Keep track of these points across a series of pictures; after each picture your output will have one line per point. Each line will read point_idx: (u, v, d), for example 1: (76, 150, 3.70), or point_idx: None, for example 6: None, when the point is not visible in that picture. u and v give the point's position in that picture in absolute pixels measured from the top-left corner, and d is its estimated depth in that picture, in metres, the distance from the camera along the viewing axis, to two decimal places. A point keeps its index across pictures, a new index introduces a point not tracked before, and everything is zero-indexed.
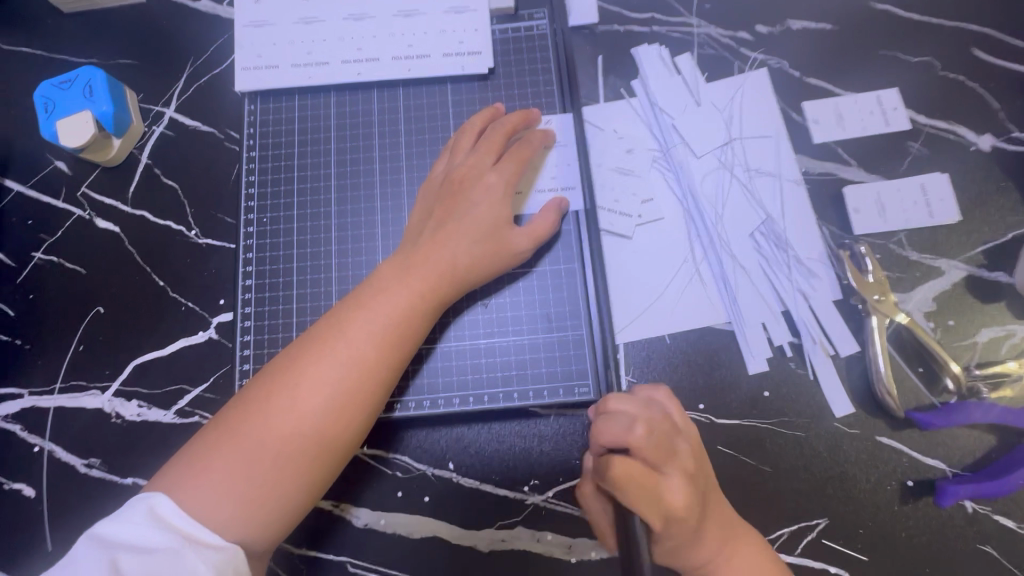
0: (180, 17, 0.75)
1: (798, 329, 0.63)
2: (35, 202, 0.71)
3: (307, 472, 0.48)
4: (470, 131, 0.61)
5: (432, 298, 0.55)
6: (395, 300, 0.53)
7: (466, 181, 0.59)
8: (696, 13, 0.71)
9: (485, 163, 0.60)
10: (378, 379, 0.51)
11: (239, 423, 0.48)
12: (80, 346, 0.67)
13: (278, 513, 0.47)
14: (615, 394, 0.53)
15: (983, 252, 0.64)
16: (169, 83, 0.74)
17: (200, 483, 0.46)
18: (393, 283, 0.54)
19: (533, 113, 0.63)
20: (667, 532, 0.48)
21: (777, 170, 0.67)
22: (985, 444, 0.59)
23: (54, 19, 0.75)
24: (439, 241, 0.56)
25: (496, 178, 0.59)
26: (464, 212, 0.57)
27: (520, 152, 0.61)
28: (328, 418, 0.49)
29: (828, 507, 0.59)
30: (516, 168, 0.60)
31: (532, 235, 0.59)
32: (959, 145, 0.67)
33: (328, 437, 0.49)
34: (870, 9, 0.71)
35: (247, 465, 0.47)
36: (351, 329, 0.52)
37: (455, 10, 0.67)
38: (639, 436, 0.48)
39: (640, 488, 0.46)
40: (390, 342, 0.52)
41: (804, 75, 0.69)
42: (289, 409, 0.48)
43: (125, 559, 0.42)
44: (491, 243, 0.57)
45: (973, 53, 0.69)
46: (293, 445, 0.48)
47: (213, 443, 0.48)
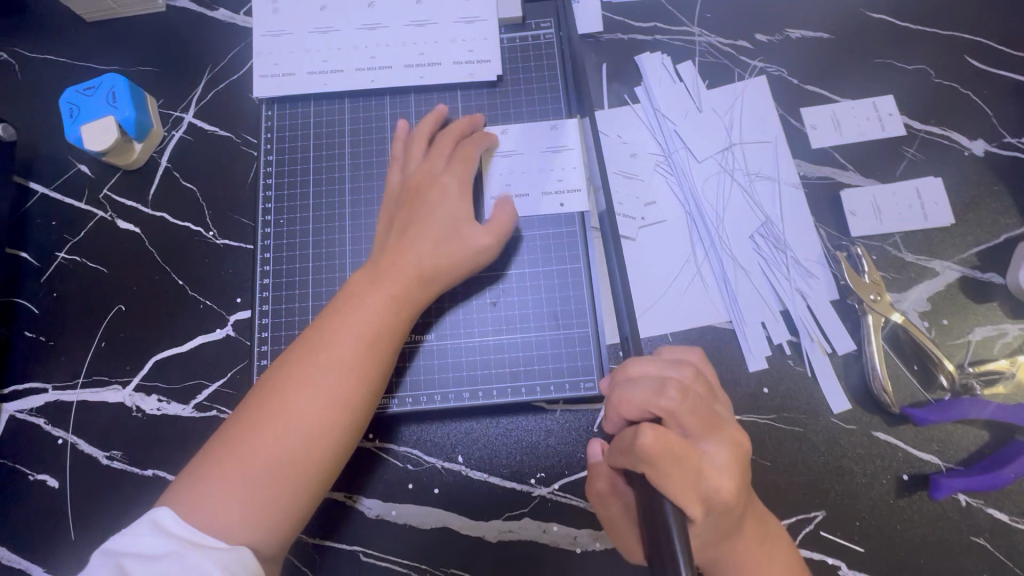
0: (199, 26, 0.78)
1: (796, 327, 0.65)
2: (59, 204, 0.74)
3: (306, 475, 0.50)
4: (419, 139, 0.64)
5: (405, 301, 0.56)
6: (370, 307, 0.55)
7: (422, 185, 0.61)
8: (698, 22, 0.73)
9: (437, 167, 0.62)
10: (362, 381, 0.53)
11: (234, 436, 0.50)
12: (102, 343, 0.70)
13: (282, 516, 0.49)
14: (637, 359, 0.51)
15: (976, 253, 0.66)
16: (188, 89, 0.76)
17: (202, 493, 0.48)
18: (367, 290, 0.56)
19: (476, 120, 0.66)
20: (706, 504, 0.46)
21: (776, 173, 0.69)
22: (979, 439, 0.61)
23: (78, 27, 0.78)
24: (402, 246, 0.58)
25: (450, 179, 0.61)
26: (422, 216, 0.59)
27: (466, 151, 0.63)
28: (319, 422, 0.51)
29: (826, 500, 0.61)
30: (465, 166, 0.62)
31: (492, 233, 0.60)
32: (953, 150, 0.69)
33: (321, 440, 0.51)
34: (866, 18, 0.73)
35: (246, 473, 0.49)
36: (333, 337, 0.54)
37: (465, 19, 0.70)
38: (671, 401, 0.46)
39: (675, 459, 0.44)
40: (371, 346, 0.54)
41: (802, 82, 0.72)
42: (281, 417, 0.50)
43: (134, 566, 0.44)
44: (452, 244, 0.59)
45: (967, 61, 0.71)
46: (288, 451, 0.50)
47: (212, 455, 0.50)
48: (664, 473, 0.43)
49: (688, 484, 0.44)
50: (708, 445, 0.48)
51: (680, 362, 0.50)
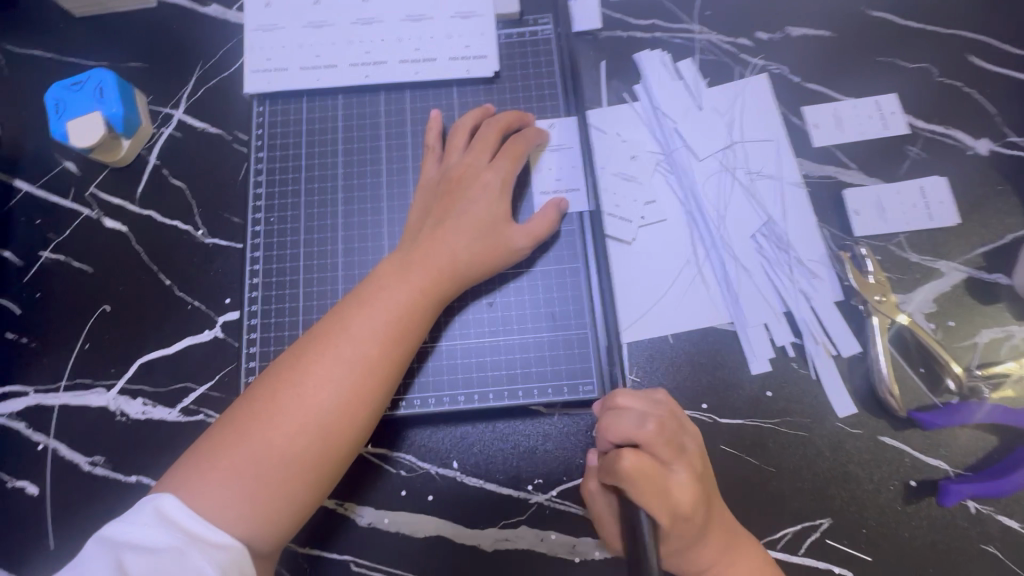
0: (191, 23, 0.77)
1: (800, 329, 0.63)
2: (44, 202, 0.72)
3: (315, 469, 0.48)
4: (463, 131, 0.62)
5: (432, 295, 0.55)
6: (395, 299, 0.53)
7: (462, 180, 0.60)
8: (698, 20, 0.73)
9: (481, 162, 0.60)
10: (382, 376, 0.52)
11: (248, 421, 0.48)
12: (85, 345, 0.68)
13: (287, 512, 0.47)
14: (624, 391, 0.51)
15: (982, 254, 0.65)
16: (178, 86, 0.75)
17: (210, 481, 0.46)
18: (392, 281, 0.54)
19: (527, 119, 0.64)
20: (672, 523, 0.46)
21: (778, 172, 0.68)
22: (988, 444, 0.59)
23: (66, 23, 0.77)
24: (436, 239, 0.57)
25: (493, 175, 0.59)
26: (462, 210, 0.58)
27: (515, 147, 0.61)
28: (334, 415, 0.49)
29: (831, 507, 0.59)
30: (512, 165, 0.60)
31: (530, 233, 0.59)
32: (957, 149, 0.68)
33: (335, 435, 0.49)
34: (868, 16, 0.72)
35: (255, 463, 0.47)
36: (354, 326, 0.52)
37: (462, 15, 0.68)
38: (650, 432, 0.46)
39: (649, 482, 0.44)
40: (392, 339, 0.52)
41: (803, 80, 0.71)
42: (298, 406, 0.49)
43: (132, 559, 0.42)
44: (490, 241, 0.58)
45: (969, 60, 0.71)
46: (301, 443, 0.48)
47: (223, 440, 0.48)
48: (639, 493, 0.43)
49: (662, 502, 0.44)
50: (678, 469, 0.47)
51: (662, 400, 0.51)
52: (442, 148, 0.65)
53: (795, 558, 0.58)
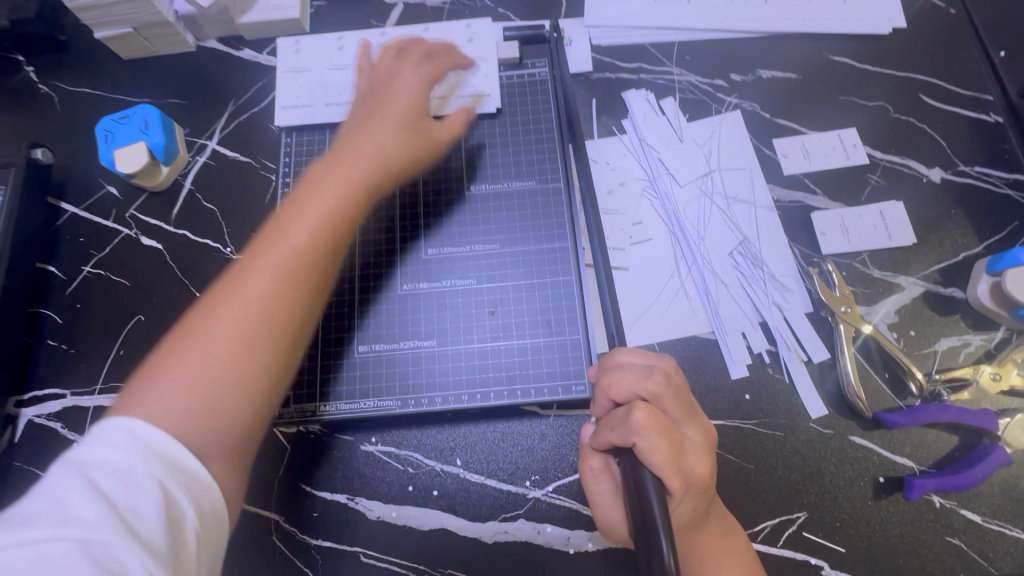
0: (226, 65, 0.86)
1: (774, 337, 0.69)
2: (87, 222, 0.79)
3: (269, 320, 0.54)
4: (392, 48, 0.72)
5: (383, 172, 0.64)
6: (353, 167, 0.63)
7: (386, 77, 0.70)
8: (677, 63, 0.82)
9: (405, 66, 0.71)
10: (338, 223, 0.60)
11: (192, 330, 0.53)
12: (120, 351, 0.74)
13: (226, 421, 0.51)
14: (622, 348, 0.53)
15: (938, 270, 0.71)
16: (213, 120, 0.83)
17: (159, 394, 0.50)
18: (348, 157, 0.63)
19: (472, 111, 0.73)
20: (687, 483, 0.48)
21: (752, 197, 0.75)
22: (949, 443, 0.65)
23: (115, 65, 0.86)
24: (373, 129, 0.66)
25: (411, 74, 0.70)
26: (390, 104, 0.67)
27: (441, 62, 0.73)
28: (297, 246, 0.57)
29: (807, 501, 0.64)
30: (433, 70, 0.72)
31: (450, 130, 0.71)
32: (912, 177, 0.76)
33: (285, 296, 0.55)
34: (829, 61, 0.81)
35: (198, 379, 0.51)
36: (318, 196, 0.60)
37: (468, 59, 0.78)
38: (657, 383, 0.49)
39: (664, 437, 0.46)
40: (354, 195, 0.61)
41: (773, 116, 0.79)
42: (238, 320, 0.53)
43: (105, 481, 0.43)
44: (415, 134, 0.67)
45: (920, 98, 0.79)
46: (249, 313, 0.54)
47: (170, 349, 0.52)
48: (654, 448, 0.45)
49: (674, 459, 0.46)
50: (690, 428, 0.50)
51: (664, 353, 0.53)
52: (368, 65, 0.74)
53: (774, 550, 0.62)
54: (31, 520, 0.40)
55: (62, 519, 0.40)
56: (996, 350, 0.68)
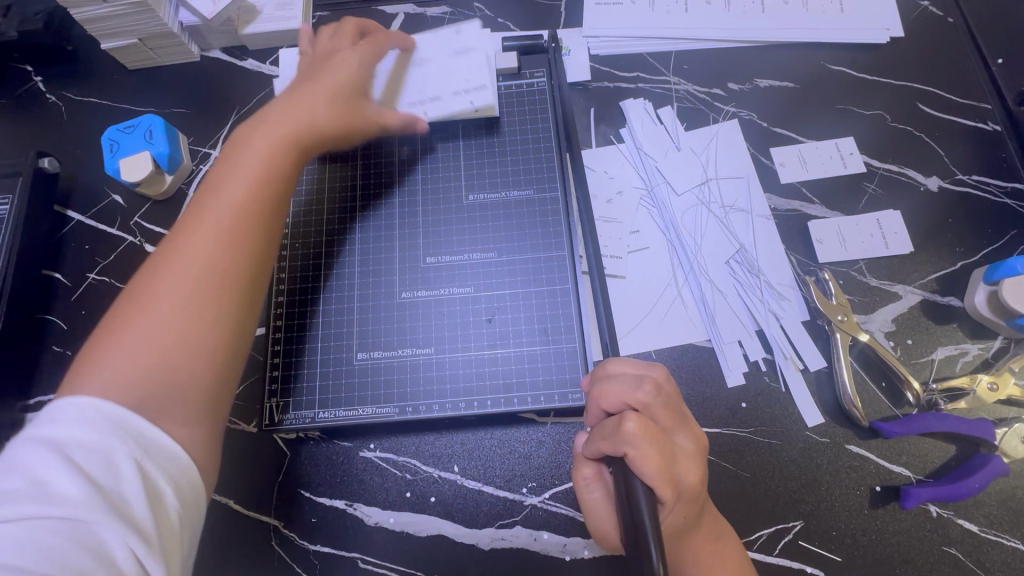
0: (230, 75, 0.87)
1: (770, 346, 0.69)
2: (92, 229, 0.81)
3: (209, 281, 0.53)
4: (328, 27, 0.73)
5: (315, 125, 0.64)
6: (278, 123, 0.62)
7: (327, 55, 0.70)
8: (675, 72, 0.82)
9: (343, 43, 0.71)
10: (268, 182, 0.59)
11: (122, 303, 0.52)
12: None
13: (162, 392, 0.49)
14: (614, 358, 0.54)
15: (935, 279, 0.72)
16: (217, 129, 0.85)
17: (88, 383, 0.48)
18: (277, 118, 0.63)
19: (417, 120, 0.72)
20: (678, 491, 0.48)
21: (749, 206, 0.76)
22: (945, 452, 0.65)
23: (122, 75, 0.88)
24: (310, 96, 0.65)
25: (352, 50, 0.69)
26: (327, 74, 0.67)
27: (377, 38, 0.72)
28: (232, 205, 0.56)
29: (803, 510, 0.64)
30: (373, 47, 0.71)
31: (388, 114, 0.70)
32: (910, 185, 0.76)
33: (224, 255, 0.54)
34: (827, 70, 0.82)
35: (129, 361, 0.49)
36: (242, 162, 0.59)
37: (457, 51, 0.76)
38: (647, 394, 0.49)
39: (656, 447, 0.46)
40: (280, 148, 0.61)
41: (770, 125, 0.80)
42: (167, 285, 0.52)
43: (83, 460, 0.42)
44: (352, 105, 0.67)
45: (918, 107, 0.79)
46: (187, 275, 0.53)
47: (100, 329, 0.51)
48: (645, 457, 0.45)
49: (666, 468, 0.46)
50: (680, 436, 0.50)
51: (654, 362, 0.53)
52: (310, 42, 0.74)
53: (770, 558, 0.62)
54: (10, 499, 0.40)
55: (41, 500, 0.40)
56: (994, 359, 0.68)
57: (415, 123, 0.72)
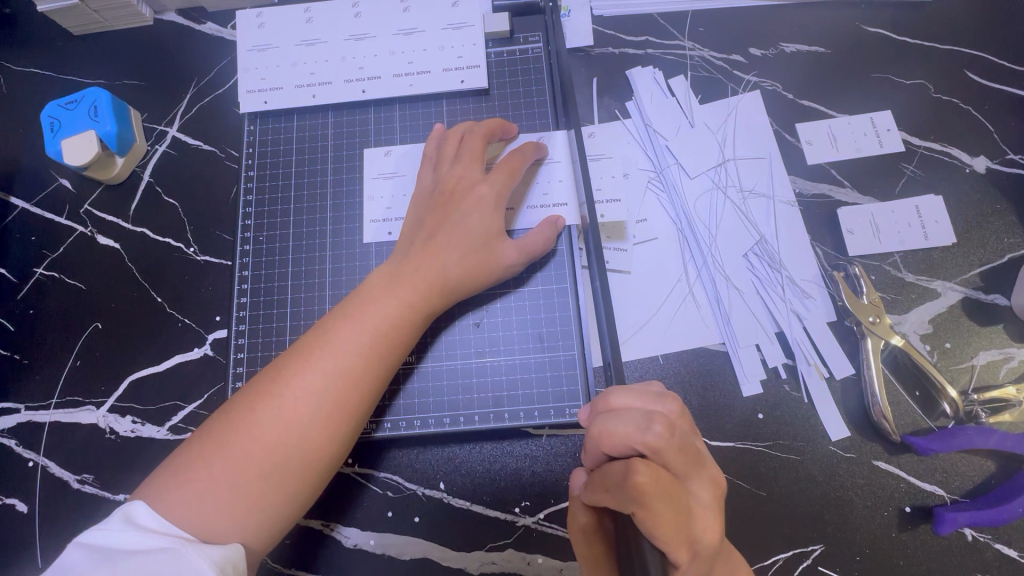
0: (186, 40, 0.77)
1: (792, 350, 0.62)
2: (38, 219, 0.72)
3: (297, 483, 0.48)
4: (454, 140, 0.61)
5: (420, 307, 0.55)
6: (382, 309, 0.53)
7: (457, 191, 0.58)
8: (690, 36, 0.72)
9: (475, 174, 0.59)
10: (366, 394, 0.51)
11: (241, 409, 0.49)
12: (77, 362, 0.68)
13: (272, 497, 0.47)
14: (618, 389, 0.47)
15: (979, 274, 0.64)
16: (173, 103, 0.75)
17: (193, 488, 0.46)
18: (383, 293, 0.54)
19: (559, 220, 0.60)
20: (692, 548, 0.41)
21: (771, 191, 0.67)
22: (985, 469, 0.58)
23: (64, 41, 0.77)
24: (426, 255, 0.55)
25: (488, 189, 0.58)
26: (456, 223, 0.57)
27: (511, 162, 0.59)
28: (306, 452, 0.48)
29: (824, 532, 0.58)
30: (508, 179, 0.58)
31: (524, 250, 0.58)
32: (953, 167, 0.67)
33: (309, 464, 0.49)
34: (863, 32, 0.72)
35: (257, 466, 0.47)
36: (340, 335, 0.52)
37: (453, 25, 0.68)
38: (658, 436, 0.41)
39: (666, 501, 0.40)
40: (377, 353, 0.52)
41: (796, 97, 0.70)
42: (293, 396, 0.49)
43: (126, 562, 0.41)
44: (481, 256, 0.57)
45: (966, 76, 0.70)
46: (288, 447, 0.48)
47: (208, 440, 0.48)
48: (656, 516, 0.39)
49: (679, 527, 0.40)
50: (694, 483, 0.44)
51: (665, 394, 0.45)
52: (437, 155, 0.62)
53: None
54: None
55: None
56: None
57: (545, 147, 0.63)
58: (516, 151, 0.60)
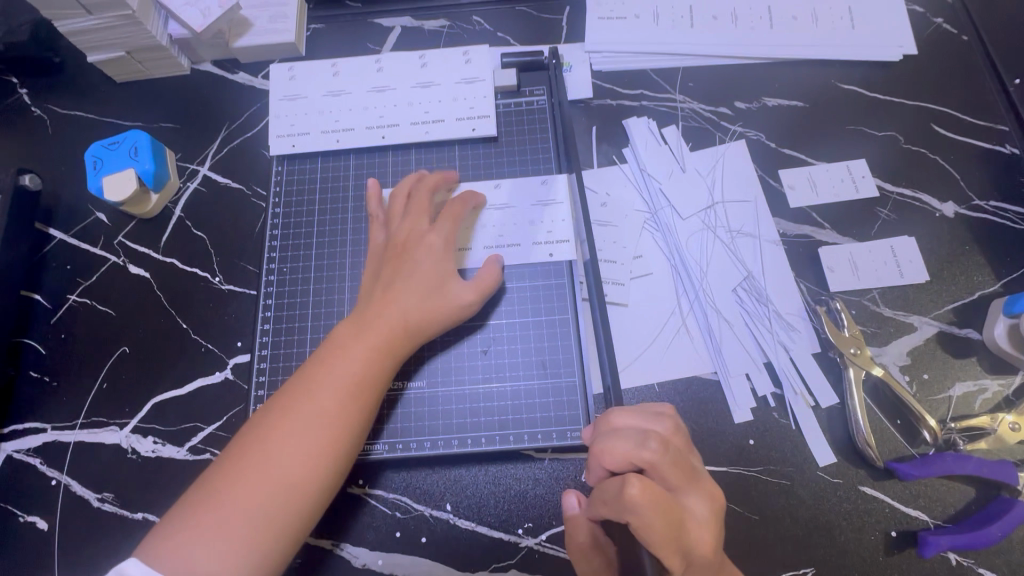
0: (221, 89, 0.84)
1: (779, 380, 0.66)
2: (74, 249, 0.77)
3: (298, 518, 0.52)
4: (401, 195, 0.67)
5: (392, 347, 0.59)
6: (358, 352, 0.58)
7: (408, 244, 0.63)
8: (681, 90, 0.79)
9: (423, 226, 0.64)
10: (353, 429, 0.56)
11: (237, 453, 0.53)
12: (104, 384, 0.72)
13: (275, 534, 0.51)
14: (619, 411, 0.51)
15: (953, 310, 0.68)
16: (206, 145, 0.82)
17: (194, 538, 0.49)
18: (354, 337, 0.59)
19: (498, 258, 0.65)
20: (687, 560, 0.44)
21: (757, 232, 0.73)
22: (965, 496, 0.61)
23: (109, 88, 0.85)
24: (388, 299, 0.60)
25: (436, 237, 0.63)
26: (410, 271, 0.62)
27: (454, 210, 0.65)
28: (303, 489, 0.52)
29: (815, 555, 0.60)
30: (451, 226, 0.64)
31: (478, 288, 0.63)
32: (925, 211, 0.73)
33: (306, 500, 0.52)
34: (838, 89, 0.79)
35: (256, 507, 0.50)
36: (323, 378, 0.56)
37: (466, 80, 0.75)
38: (653, 451, 0.45)
39: (660, 512, 0.42)
40: (358, 391, 0.56)
41: (779, 146, 0.77)
42: (286, 438, 0.53)
43: None
44: (438, 297, 0.61)
45: (933, 129, 0.76)
46: (287, 486, 0.52)
47: (204, 490, 0.51)
48: (650, 525, 0.42)
49: (674, 535, 0.43)
50: (687, 496, 0.46)
51: (662, 414, 0.50)
52: (384, 212, 0.68)
53: None
54: None
55: None
56: (1015, 398, 0.65)
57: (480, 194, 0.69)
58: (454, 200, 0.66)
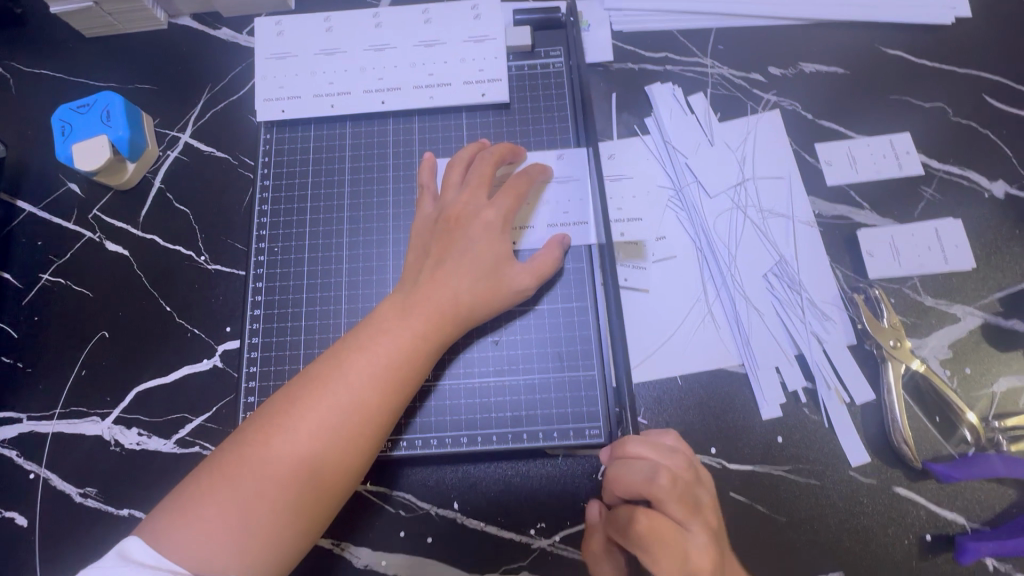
0: (200, 45, 0.76)
1: (812, 374, 0.62)
2: (45, 224, 0.71)
3: (313, 514, 0.48)
4: (458, 166, 0.59)
5: (434, 337, 0.53)
6: (395, 340, 0.52)
7: (461, 219, 0.57)
8: (710, 54, 0.72)
9: (480, 200, 0.57)
10: (382, 424, 0.51)
11: (252, 440, 0.48)
12: (82, 371, 0.66)
13: (287, 526, 0.47)
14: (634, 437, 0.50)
15: (999, 299, 0.63)
16: (186, 109, 0.74)
17: (201, 523, 0.45)
18: (393, 323, 0.53)
19: (565, 237, 0.60)
20: None
21: (790, 212, 0.67)
22: (1006, 498, 0.58)
23: (76, 43, 0.76)
24: (436, 281, 0.54)
25: (493, 214, 0.56)
26: (462, 250, 0.55)
27: (516, 187, 0.58)
28: (324, 483, 0.48)
29: (844, 559, 0.57)
30: (513, 204, 0.57)
31: (534, 273, 0.57)
32: (972, 191, 0.67)
33: (325, 494, 0.48)
34: (882, 54, 0.72)
35: (271, 497, 0.46)
36: (358, 364, 0.51)
37: (475, 38, 0.68)
38: (659, 487, 0.45)
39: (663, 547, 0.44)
40: (391, 386, 0.51)
41: (816, 117, 0.70)
42: (309, 431, 0.48)
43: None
44: (491, 282, 0.56)
45: (984, 100, 0.70)
46: (301, 483, 0.47)
47: (217, 472, 0.47)
48: (653, 560, 0.44)
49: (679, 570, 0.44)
50: (695, 532, 0.45)
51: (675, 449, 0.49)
52: (436, 187, 0.62)
53: None
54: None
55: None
56: None
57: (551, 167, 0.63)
58: (522, 172, 0.59)
